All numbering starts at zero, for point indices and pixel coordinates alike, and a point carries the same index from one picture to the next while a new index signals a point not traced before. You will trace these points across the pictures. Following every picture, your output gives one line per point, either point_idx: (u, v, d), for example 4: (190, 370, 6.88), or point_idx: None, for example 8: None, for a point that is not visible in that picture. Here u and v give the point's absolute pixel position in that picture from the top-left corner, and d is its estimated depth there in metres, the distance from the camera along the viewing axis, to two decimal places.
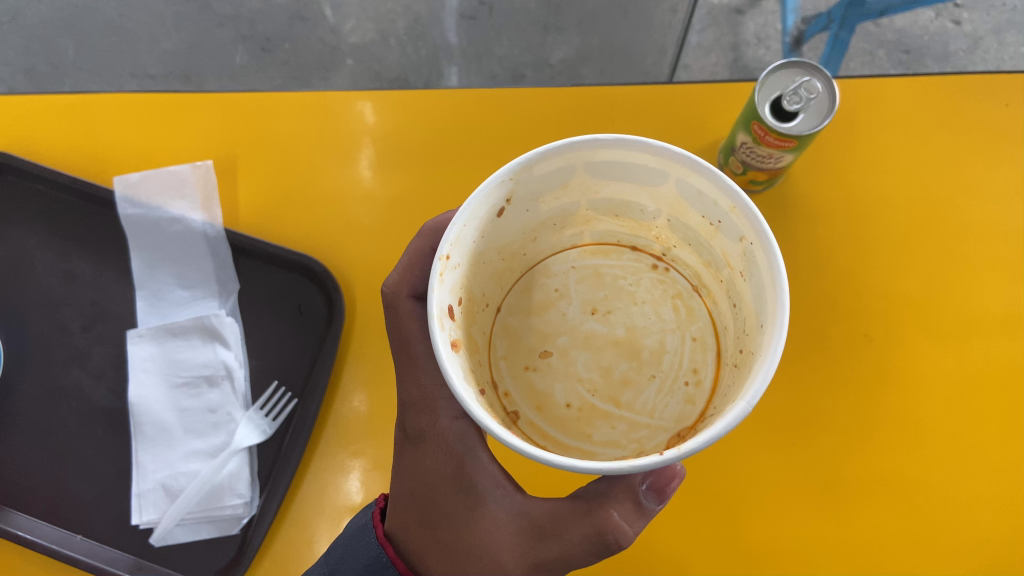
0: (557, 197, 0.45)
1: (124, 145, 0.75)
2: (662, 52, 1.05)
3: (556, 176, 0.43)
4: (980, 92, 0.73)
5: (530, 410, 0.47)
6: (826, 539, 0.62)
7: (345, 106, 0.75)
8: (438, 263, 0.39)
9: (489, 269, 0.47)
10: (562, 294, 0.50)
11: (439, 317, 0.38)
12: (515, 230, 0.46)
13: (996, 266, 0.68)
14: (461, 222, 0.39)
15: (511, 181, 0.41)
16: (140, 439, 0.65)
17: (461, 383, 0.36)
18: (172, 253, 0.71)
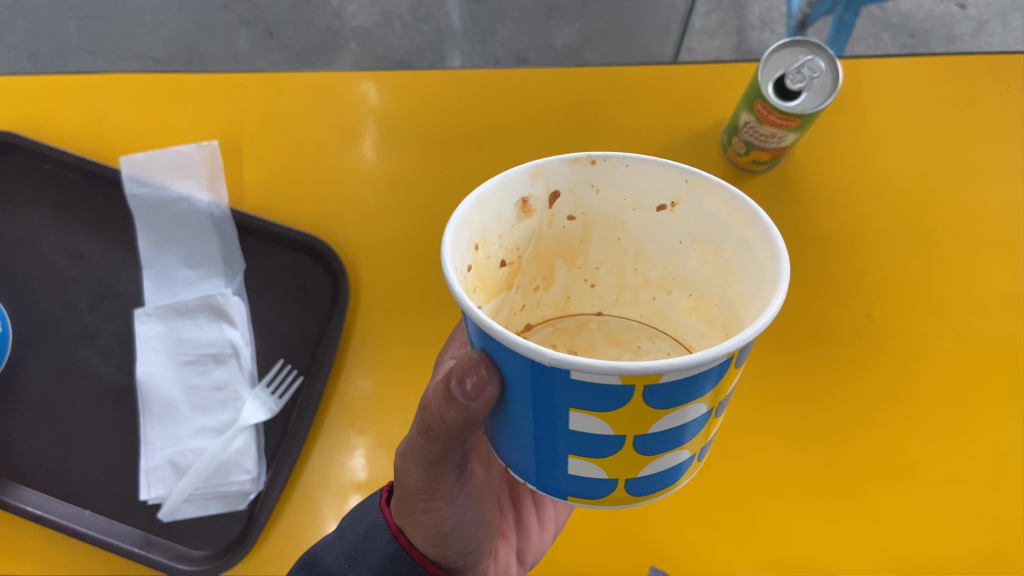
0: (705, 257, 0.41)
1: (132, 126, 0.76)
2: (666, 33, 1.04)
3: (722, 236, 0.39)
4: (974, 79, 0.74)
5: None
6: (827, 508, 0.60)
7: (347, 85, 0.77)
8: (580, 153, 0.39)
9: (617, 261, 0.46)
10: (636, 352, 0.47)
11: (533, 170, 0.39)
12: (659, 253, 0.44)
13: (996, 246, 0.68)
14: (626, 163, 0.39)
15: (688, 192, 0.39)
16: (147, 416, 0.66)
17: (486, 206, 0.37)
18: (177, 233, 0.71)
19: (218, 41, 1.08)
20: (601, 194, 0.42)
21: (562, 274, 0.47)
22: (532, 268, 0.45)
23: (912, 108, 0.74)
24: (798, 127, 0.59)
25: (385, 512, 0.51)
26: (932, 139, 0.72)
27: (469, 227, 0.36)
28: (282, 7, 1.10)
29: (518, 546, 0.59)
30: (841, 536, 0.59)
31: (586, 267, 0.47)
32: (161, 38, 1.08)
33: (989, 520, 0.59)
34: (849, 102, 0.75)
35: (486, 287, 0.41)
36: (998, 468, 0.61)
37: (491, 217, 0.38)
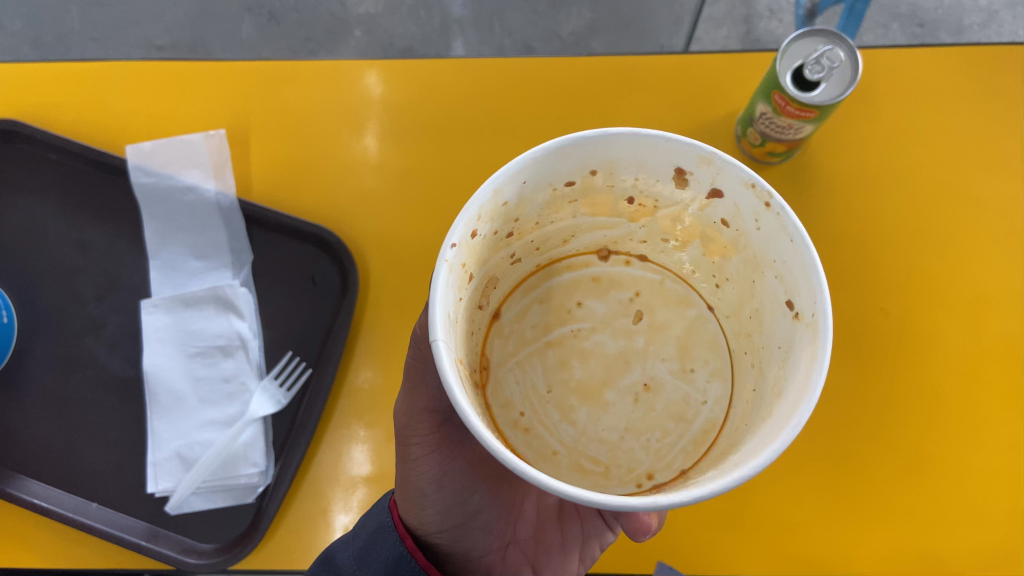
0: (774, 361, 0.40)
1: (135, 111, 0.74)
2: (678, 21, 1.05)
3: (790, 378, 0.37)
4: (1001, 65, 0.72)
5: (598, 265, 0.52)
6: (828, 491, 0.62)
7: (353, 73, 0.74)
8: (761, 187, 0.39)
9: (744, 288, 0.45)
10: (682, 372, 0.49)
11: (711, 161, 0.39)
12: (761, 315, 0.43)
13: (1010, 241, 0.68)
14: (792, 237, 0.38)
15: (808, 326, 0.37)
16: (155, 408, 0.66)
17: (641, 147, 0.40)
18: (184, 222, 0.70)
19: (221, 27, 1.06)
20: (757, 228, 0.41)
21: (693, 254, 0.48)
22: (664, 224, 0.48)
23: (939, 92, 0.71)
24: (815, 119, 0.58)
25: (394, 514, 0.54)
26: (955, 127, 0.70)
27: (597, 154, 0.41)
28: None
29: (534, 556, 0.57)
30: (838, 523, 0.62)
31: (716, 265, 0.47)
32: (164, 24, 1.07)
33: (983, 514, 0.62)
34: (876, 86, 0.72)
35: (586, 202, 0.46)
36: (1003, 467, 0.63)
37: (630, 160, 0.42)
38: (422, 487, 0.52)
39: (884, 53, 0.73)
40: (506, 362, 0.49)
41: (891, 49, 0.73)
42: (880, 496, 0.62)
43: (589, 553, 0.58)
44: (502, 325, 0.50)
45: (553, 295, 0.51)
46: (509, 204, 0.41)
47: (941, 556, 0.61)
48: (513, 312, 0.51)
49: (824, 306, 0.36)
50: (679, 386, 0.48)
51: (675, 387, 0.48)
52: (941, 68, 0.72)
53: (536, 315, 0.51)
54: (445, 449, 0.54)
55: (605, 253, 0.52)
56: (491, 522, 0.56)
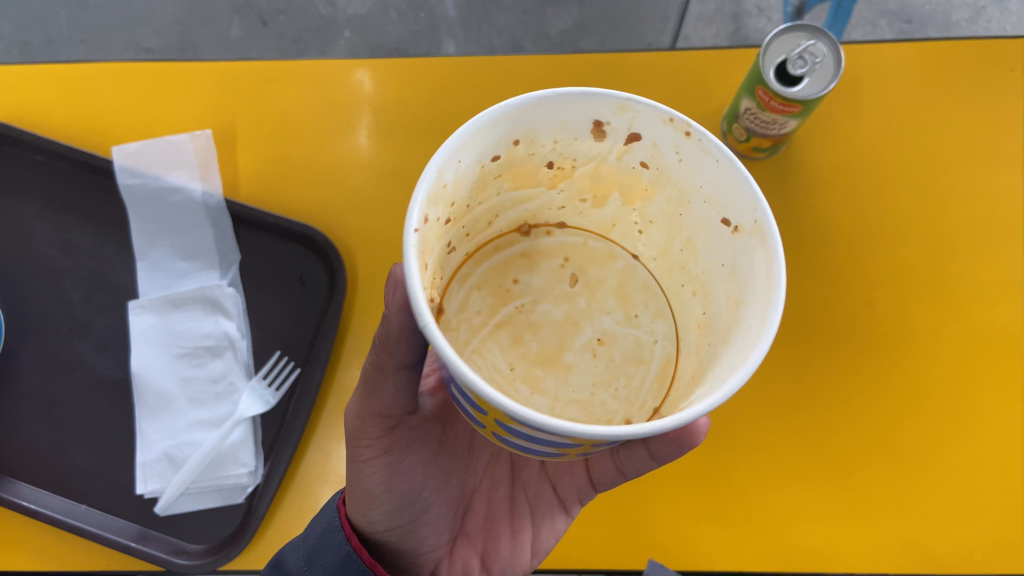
0: (727, 287, 0.42)
1: (121, 112, 0.73)
2: (665, 17, 1.05)
3: (752, 292, 0.38)
4: (986, 60, 0.72)
5: (522, 243, 0.51)
6: (811, 478, 0.62)
7: (341, 72, 0.74)
8: (677, 121, 0.39)
9: (670, 225, 0.46)
10: (630, 319, 0.50)
11: (625, 112, 0.40)
12: (702, 248, 0.44)
13: (995, 235, 0.68)
14: (717, 158, 0.39)
15: (753, 232, 0.38)
16: (142, 409, 0.66)
17: (562, 107, 0.39)
18: (172, 223, 0.70)
19: (207, 27, 1.06)
20: (679, 164, 0.42)
21: (609, 206, 0.49)
22: (580, 185, 0.48)
23: (925, 87, 0.71)
24: (800, 113, 0.59)
25: (341, 512, 0.53)
26: (943, 121, 0.71)
27: (523, 120, 0.39)
28: None
29: (483, 550, 0.58)
30: (825, 511, 0.62)
31: (637, 212, 0.48)
32: (151, 26, 1.06)
33: (973, 505, 0.62)
34: (865, 80, 0.72)
35: (509, 178, 0.45)
36: (990, 459, 0.63)
37: (548, 123, 0.41)
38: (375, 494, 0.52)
39: (874, 49, 0.73)
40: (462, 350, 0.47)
41: (878, 44, 0.73)
42: (863, 481, 0.62)
43: (541, 547, 0.58)
44: (450, 315, 0.48)
45: (485, 276, 0.50)
46: (448, 186, 0.39)
47: (938, 546, 0.62)
48: (457, 300, 0.49)
49: (765, 208, 0.37)
50: (629, 331, 0.49)
51: (625, 333, 0.49)
52: (926, 63, 0.72)
53: (474, 301, 0.49)
54: (394, 453, 0.53)
55: (525, 228, 0.52)
56: (440, 517, 0.56)
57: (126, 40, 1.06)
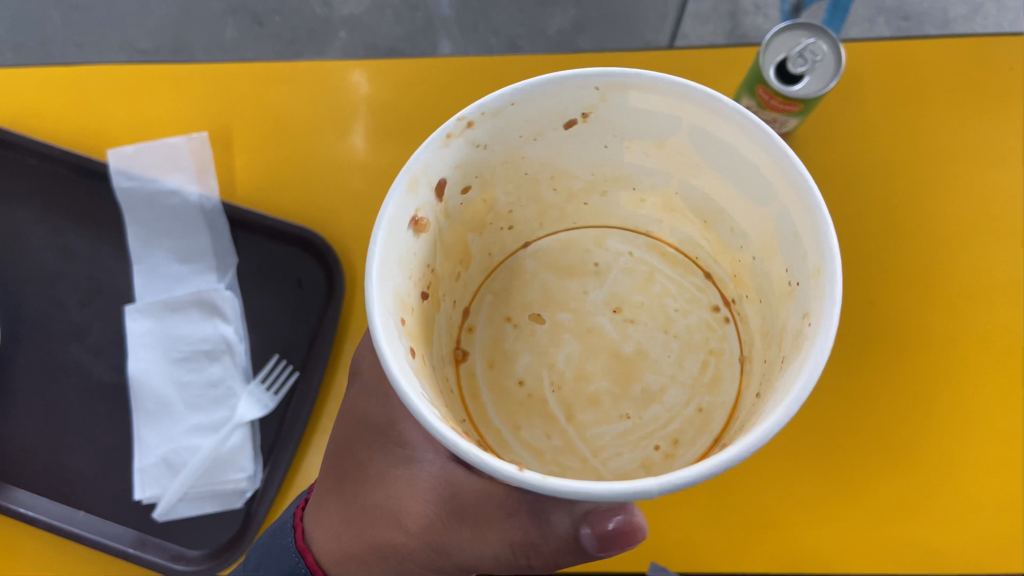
0: (647, 150, 0.43)
1: (118, 117, 0.73)
2: (663, 18, 1.04)
3: (675, 132, 0.40)
4: (986, 57, 0.72)
5: (482, 364, 0.47)
6: (813, 478, 0.62)
7: (336, 74, 0.73)
8: (454, 123, 0.37)
9: (529, 188, 0.46)
10: (599, 266, 0.49)
11: (418, 185, 0.37)
12: (588, 160, 0.45)
13: (1000, 232, 0.68)
14: (596, 86, 0.38)
15: (609, 93, 0.39)
16: (141, 414, 0.65)
17: (383, 272, 0.35)
18: (168, 227, 0.69)
19: (204, 30, 1.06)
20: (521, 135, 0.41)
21: (473, 248, 0.47)
22: (447, 269, 0.45)
23: (928, 84, 0.71)
24: (799, 112, 0.59)
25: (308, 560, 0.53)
26: (944, 118, 0.70)
27: (388, 309, 0.35)
28: None
29: None
30: (828, 508, 0.62)
31: (497, 217, 0.47)
32: (146, 29, 1.05)
33: (978, 501, 0.62)
34: (862, 79, 0.71)
35: (422, 339, 0.40)
36: (993, 457, 0.62)
37: (396, 275, 0.37)
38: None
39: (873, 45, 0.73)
40: (581, 456, 0.43)
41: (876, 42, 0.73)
42: (893, 501, 0.62)
43: None
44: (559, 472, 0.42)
45: (501, 410, 0.45)
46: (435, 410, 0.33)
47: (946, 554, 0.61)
48: (534, 451, 0.43)
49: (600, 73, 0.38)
50: (614, 277, 0.48)
51: (618, 276, 0.48)
52: (928, 60, 0.71)
53: (536, 432, 0.44)
54: None
55: (461, 351, 0.47)
56: None
57: (122, 43, 1.05)
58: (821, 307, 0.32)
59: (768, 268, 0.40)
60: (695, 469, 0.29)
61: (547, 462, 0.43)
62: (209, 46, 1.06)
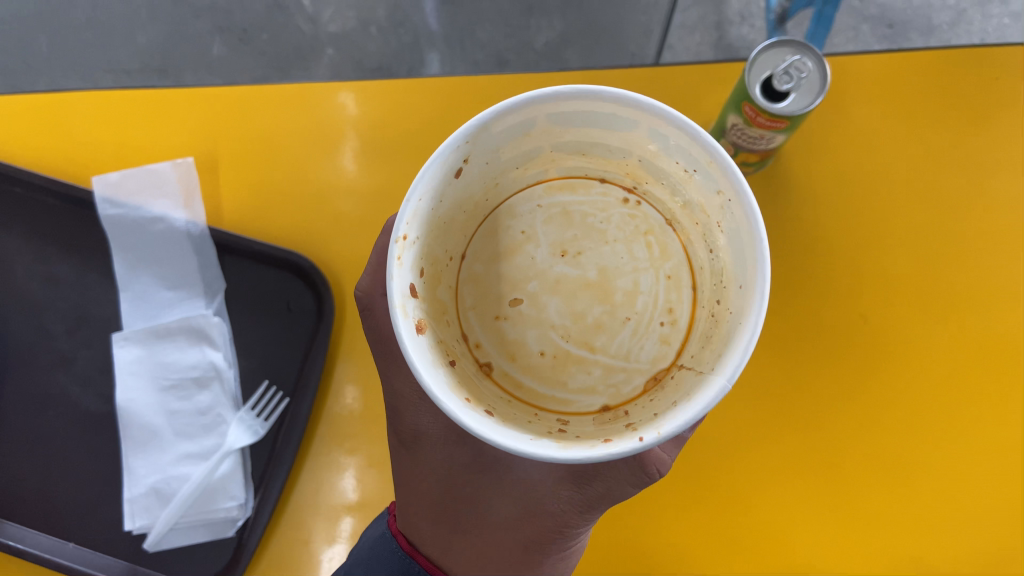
0: (517, 144, 0.39)
1: (101, 143, 0.71)
2: (648, 33, 1.05)
3: (558, 116, 0.36)
4: (984, 65, 0.70)
5: (502, 360, 0.41)
6: (821, 501, 0.65)
7: (322, 96, 0.71)
8: (394, 246, 0.34)
9: (450, 225, 0.40)
10: (530, 236, 0.42)
11: (401, 303, 0.34)
12: (475, 179, 0.39)
13: (992, 243, 0.68)
14: (466, 140, 0.35)
15: (473, 135, 0.35)
16: (130, 443, 0.65)
17: (428, 370, 0.33)
18: (155, 253, 0.68)
19: (190, 49, 1.05)
20: (435, 205, 0.37)
21: (445, 296, 0.41)
22: (442, 329, 0.39)
23: (920, 96, 0.70)
24: (786, 128, 0.58)
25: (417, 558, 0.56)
26: (937, 130, 0.70)
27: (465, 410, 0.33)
28: (255, 12, 1.06)
29: None
30: (837, 534, 0.65)
31: (440, 262, 0.40)
32: (132, 49, 1.05)
33: (988, 512, 0.65)
34: (859, 92, 0.70)
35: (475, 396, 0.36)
36: (988, 469, 0.65)
37: (438, 375, 0.34)
38: (568, 539, 0.54)
39: (872, 54, 0.71)
40: (622, 365, 0.40)
41: (877, 53, 0.71)
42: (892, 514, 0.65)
43: None
44: (619, 390, 0.39)
45: (540, 386, 0.40)
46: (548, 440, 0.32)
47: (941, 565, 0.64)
48: (589, 393, 0.39)
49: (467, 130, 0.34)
50: (552, 231, 0.42)
51: (549, 229, 0.42)
52: (924, 68, 0.70)
53: (579, 378, 0.40)
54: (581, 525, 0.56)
55: (485, 367, 0.40)
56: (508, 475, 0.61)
57: (108, 64, 1.05)
58: (728, 184, 0.34)
59: (660, 161, 0.38)
60: (740, 348, 0.31)
61: (605, 385, 0.40)
62: (197, 65, 1.05)
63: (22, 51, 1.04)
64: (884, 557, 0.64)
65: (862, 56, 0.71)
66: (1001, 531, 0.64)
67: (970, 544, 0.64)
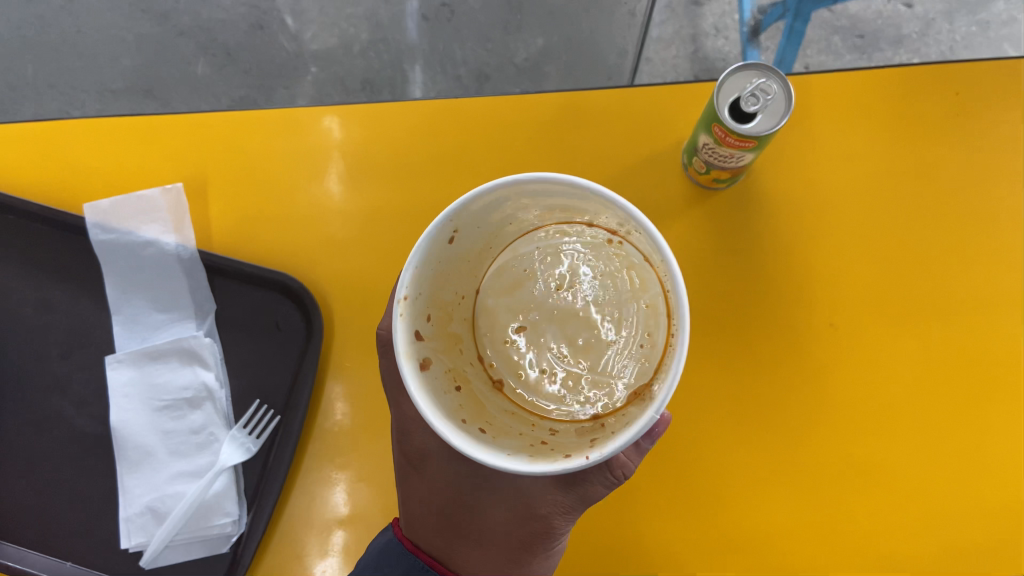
0: (502, 209, 0.43)
1: (92, 171, 0.72)
2: (623, 54, 1.17)
3: (529, 190, 0.40)
4: (942, 80, 0.73)
5: (512, 377, 0.45)
6: (794, 502, 0.68)
7: (306, 122, 0.73)
8: (397, 305, 0.39)
9: (457, 271, 0.45)
10: (530, 273, 0.46)
11: (406, 351, 0.39)
12: (471, 237, 0.44)
13: (954, 252, 0.71)
14: (450, 219, 0.40)
15: (455, 218, 0.40)
16: (125, 464, 0.67)
17: (430, 407, 0.39)
18: (146, 277, 0.69)
19: (201, 89, 1.18)
20: (433, 268, 0.42)
21: (459, 329, 0.46)
22: (450, 355, 0.44)
23: (882, 113, 0.73)
24: (754, 147, 0.60)
25: (422, 556, 0.59)
26: (901, 145, 0.72)
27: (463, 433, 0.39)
28: (260, 54, 1.19)
29: None
30: (811, 532, 0.68)
31: (451, 301, 0.46)
32: (151, 91, 1.18)
33: (954, 511, 0.68)
34: (824, 109, 0.73)
35: (480, 417, 0.42)
36: (954, 472, 0.68)
37: (438, 403, 0.40)
38: (555, 539, 0.57)
39: (837, 73, 0.73)
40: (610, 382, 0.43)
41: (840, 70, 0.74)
42: (861, 516, 0.68)
43: None
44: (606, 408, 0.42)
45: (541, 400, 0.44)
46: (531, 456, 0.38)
47: (907, 563, 0.67)
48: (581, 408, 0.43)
49: (449, 215, 0.39)
50: (552, 267, 0.46)
51: (547, 266, 0.46)
52: (884, 85, 0.73)
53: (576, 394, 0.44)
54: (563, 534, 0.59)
55: (497, 383, 0.45)
56: None
57: (128, 103, 1.17)
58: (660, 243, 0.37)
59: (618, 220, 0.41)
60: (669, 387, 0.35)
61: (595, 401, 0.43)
62: (206, 103, 1.17)
63: (52, 88, 1.18)
64: (853, 554, 0.67)
65: (827, 74, 0.73)
66: (966, 532, 0.67)
67: (936, 543, 0.67)
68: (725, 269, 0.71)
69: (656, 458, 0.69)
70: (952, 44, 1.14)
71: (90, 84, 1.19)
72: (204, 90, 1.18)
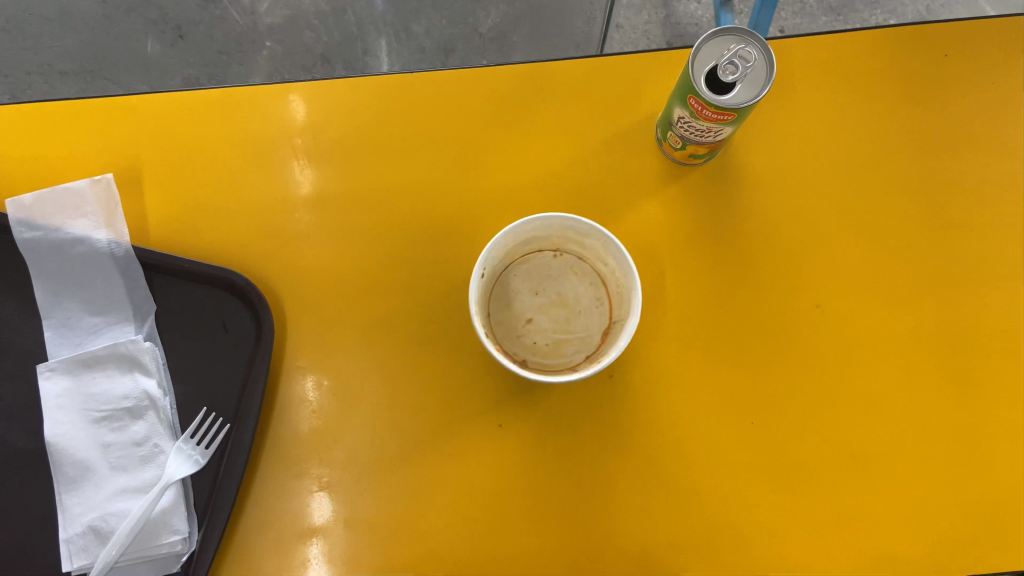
0: None
1: (15, 164, 0.66)
2: (591, 19, 1.08)
3: None
4: (927, 44, 0.69)
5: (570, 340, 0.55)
6: (783, 496, 0.64)
7: (250, 104, 0.68)
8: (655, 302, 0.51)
9: None
10: None
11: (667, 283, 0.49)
12: None
13: (943, 226, 0.67)
14: None
15: None
16: (62, 481, 0.61)
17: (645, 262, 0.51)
18: (77, 278, 0.64)
19: (148, 68, 1.11)
20: None
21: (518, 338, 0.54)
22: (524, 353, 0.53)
23: (867, 78, 0.68)
24: (735, 120, 0.56)
25: None
26: (886, 112, 0.68)
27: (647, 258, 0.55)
28: (211, 31, 1.12)
29: None
30: (804, 528, 0.63)
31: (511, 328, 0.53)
32: (95, 72, 1.11)
33: (950, 501, 0.64)
34: (805, 74, 0.68)
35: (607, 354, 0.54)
36: (947, 457, 0.65)
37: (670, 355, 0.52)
38: None
39: (816, 38, 0.69)
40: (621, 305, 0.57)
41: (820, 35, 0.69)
42: (854, 508, 0.64)
43: None
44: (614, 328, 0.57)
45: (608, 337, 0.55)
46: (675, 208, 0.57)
47: (905, 556, 0.63)
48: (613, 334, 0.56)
49: None
50: None
51: None
52: (867, 50, 0.69)
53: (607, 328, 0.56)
54: None
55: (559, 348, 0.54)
56: None
57: (75, 88, 1.11)
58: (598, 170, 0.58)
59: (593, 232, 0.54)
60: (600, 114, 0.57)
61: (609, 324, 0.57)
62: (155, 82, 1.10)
63: None
64: (847, 549, 0.63)
65: (806, 39, 0.69)
66: (965, 522, 0.64)
67: (933, 534, 0.64)
68: (704, 251, 0.67)
69: (637, 454, 0.64)
70: (928, 4, 1.10)
71: (32, 64, 1.11)
72: (155, 69, 1.11)
